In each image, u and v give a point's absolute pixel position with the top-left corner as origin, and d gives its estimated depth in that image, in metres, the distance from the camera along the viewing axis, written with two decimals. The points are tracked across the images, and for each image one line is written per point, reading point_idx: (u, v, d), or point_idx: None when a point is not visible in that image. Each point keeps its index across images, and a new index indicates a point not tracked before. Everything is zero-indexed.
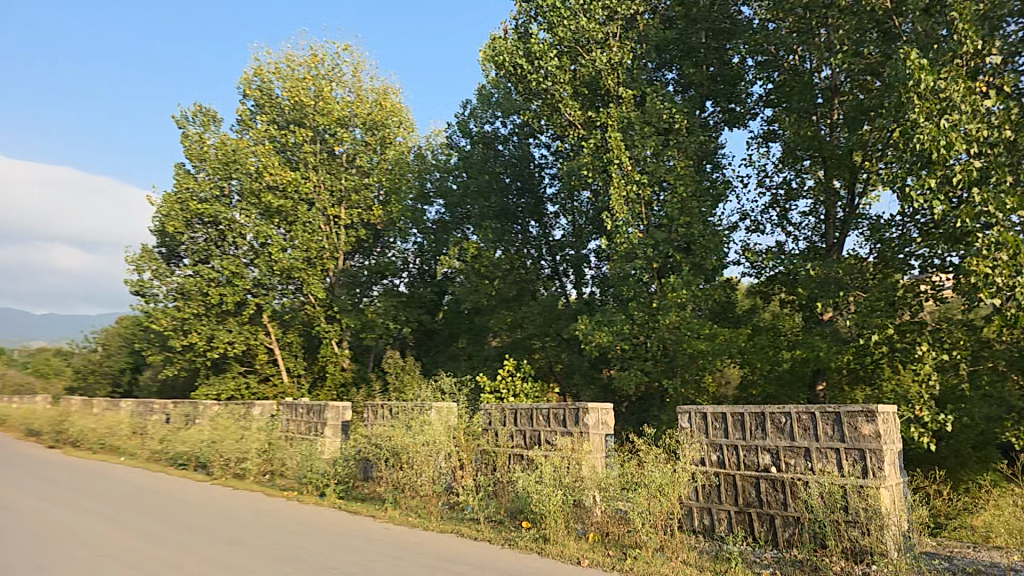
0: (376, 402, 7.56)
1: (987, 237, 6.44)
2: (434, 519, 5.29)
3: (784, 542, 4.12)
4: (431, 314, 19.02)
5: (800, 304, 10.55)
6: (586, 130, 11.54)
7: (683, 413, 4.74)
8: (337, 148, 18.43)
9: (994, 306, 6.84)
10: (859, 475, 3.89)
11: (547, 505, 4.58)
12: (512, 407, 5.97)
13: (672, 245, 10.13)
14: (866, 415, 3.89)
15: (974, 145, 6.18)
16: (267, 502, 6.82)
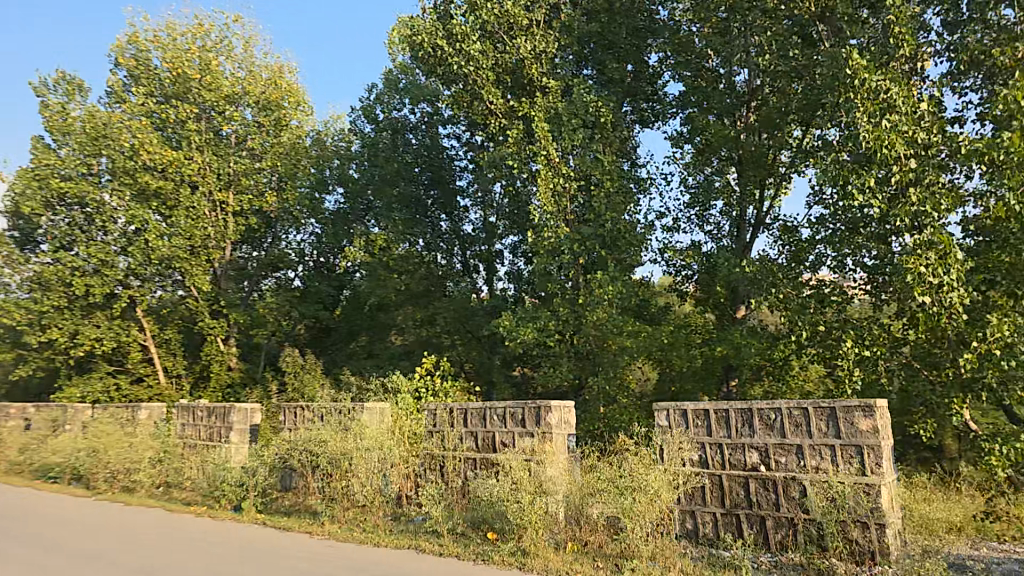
0: (293, 404, 6.87)
1: (919, 237, 6.79)
2: (383, 533, 4.73)
3: (777, 544, 4.22)
4: (328, 310, 18.14)
5: (714, 302, 10.74)
6: (506, 120, 11.27)
7: (662, 410, 4.78)
8: (225, 128, 17.00)
9: (920, 305, 7.13)
10: (858, 471, 3.97)
11: (525, 516, 4.26)
12: (461, 407, 5.58)
13: (597, 240, 10.03)
14: (863, 411, 3.98)
15: (908, 148, 6.72)
16: (172, 519, 5.96)
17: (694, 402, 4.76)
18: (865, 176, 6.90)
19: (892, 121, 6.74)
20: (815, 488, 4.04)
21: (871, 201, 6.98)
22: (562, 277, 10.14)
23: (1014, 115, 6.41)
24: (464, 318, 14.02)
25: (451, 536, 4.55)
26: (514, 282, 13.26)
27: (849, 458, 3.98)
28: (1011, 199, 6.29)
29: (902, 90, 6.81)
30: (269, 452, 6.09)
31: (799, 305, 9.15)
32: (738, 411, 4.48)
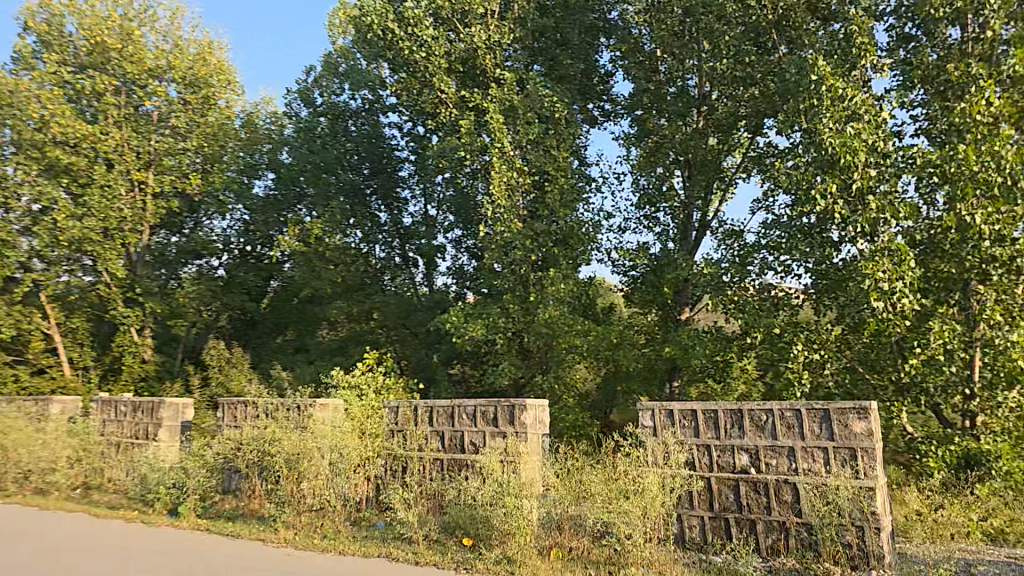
0: (237, 398, 6.49)
1: (876, 244, 7.02)
2: (348, 540, 4.44)
3: (767, 546, 4.47)
4: (255, 300, 17.49)
5: (660, 303, 10.77)
6: (457, 111, 11.04)
7: (648, 411, 4.95)
8: (147, 103, 15.86)
9: (871, 311, 7.34)
10: (849, 473, 4.24)
11: (513, 523, 4.01)
12: (427, 404, 5.36)
13: (549, 237, 10.03)
14: (856, 415, 4.24)
15: (866, 157, 6.98)
16: (98, 525, 5.41)
17: (681, 402, 4.95)
18: (830, 181, 7.15)
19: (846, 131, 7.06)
20: (810, 489, 4.31)
21: (833, 205, 7.18)
22: (512, 274, 10.02)
23: (964, 130, 6.65)
24: (406, 314, 13.98)
25: (426, 543, 4.31)
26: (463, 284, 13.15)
27: (842, 459, 4.25)
28: (960, 210, 6.53)
29: (858, 98, 7.15)
30: (211, 450, 5.66)
31: (759, 306, 9.27)
32: (727, 411, 4.71)
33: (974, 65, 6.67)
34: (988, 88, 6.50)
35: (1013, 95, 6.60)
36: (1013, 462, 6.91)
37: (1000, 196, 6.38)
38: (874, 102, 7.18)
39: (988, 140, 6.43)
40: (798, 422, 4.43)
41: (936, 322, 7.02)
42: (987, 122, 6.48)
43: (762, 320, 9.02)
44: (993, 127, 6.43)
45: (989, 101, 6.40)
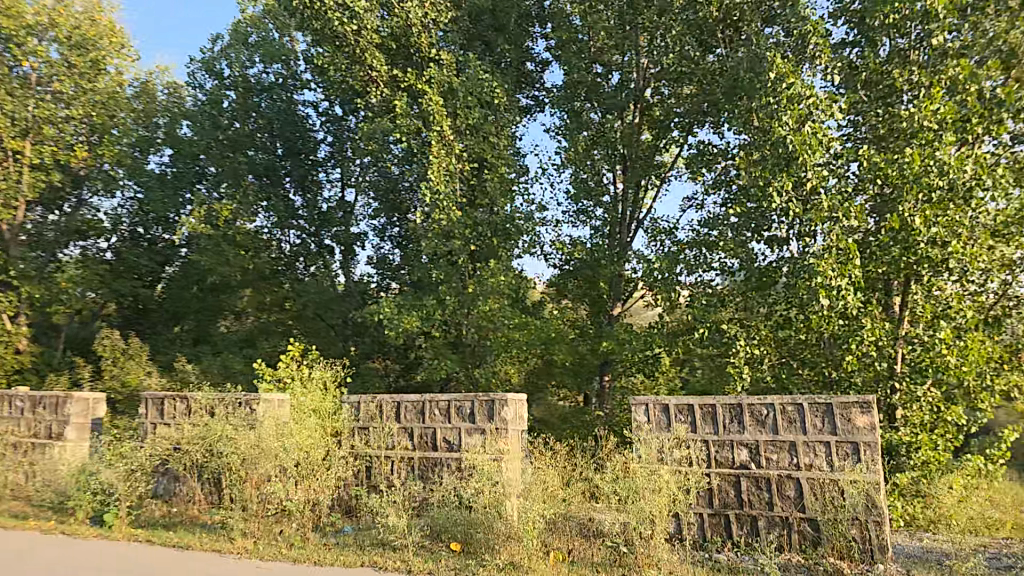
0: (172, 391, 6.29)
1: (827, 243, 7.24)
2: (327, 549, 4.32)
3: (769, 541, 4.93)
4: (149, 286, 16.33)
5: (592, 298, 10.93)
6: (390, 90, 10.70)
7: (646, 406, 5.37)
8: (25, 64, 14.04)
9: (811, 309, 7.67)
10: (850, 465, 4.76)
11: (528, 523, 4.06)
12: (394, 401, 5.61)
13: (487, 226, 9.91)
14: (859, 409, 4.76)
15: (816, 155, 7.24)
16: (9, 543, 4.86)
17: (678, 398, 5.38)
18: (779, 178, 7.40)
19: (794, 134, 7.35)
20: (813, 482, 4.82)
21: (787, 204, 7.47)
22: (456, 267, 9.84)
23: (909, 135, 7.00)
24: (329, 306, 13.73)
25: (416, 550, 4.24)
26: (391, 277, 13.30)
27: (843, 451, 4.77)
28: (903, 211, 6.85)
29: (802, 92, 7.43)
30: (146, 451, 5.42)
31: (705, 303, 9.21)
32: (727, 406, 5.19)
33: (916, 73, 7.03)
34: (933, 96, 6.83)
35: (956, 102, 6.89)
36: (930, 452, 7.24)
37: (942, 199, 6.78)
38: (823, 102, 7.44)
39: (932, 146, 6.79)
40: (800, 417, 4.94)
41: (875, 320, 7.42)
42: (929, 129, 6.86)
43: (712, 313, 8.97)
44: (936, 134, 6.80)
45: (935, 108, 6.74)
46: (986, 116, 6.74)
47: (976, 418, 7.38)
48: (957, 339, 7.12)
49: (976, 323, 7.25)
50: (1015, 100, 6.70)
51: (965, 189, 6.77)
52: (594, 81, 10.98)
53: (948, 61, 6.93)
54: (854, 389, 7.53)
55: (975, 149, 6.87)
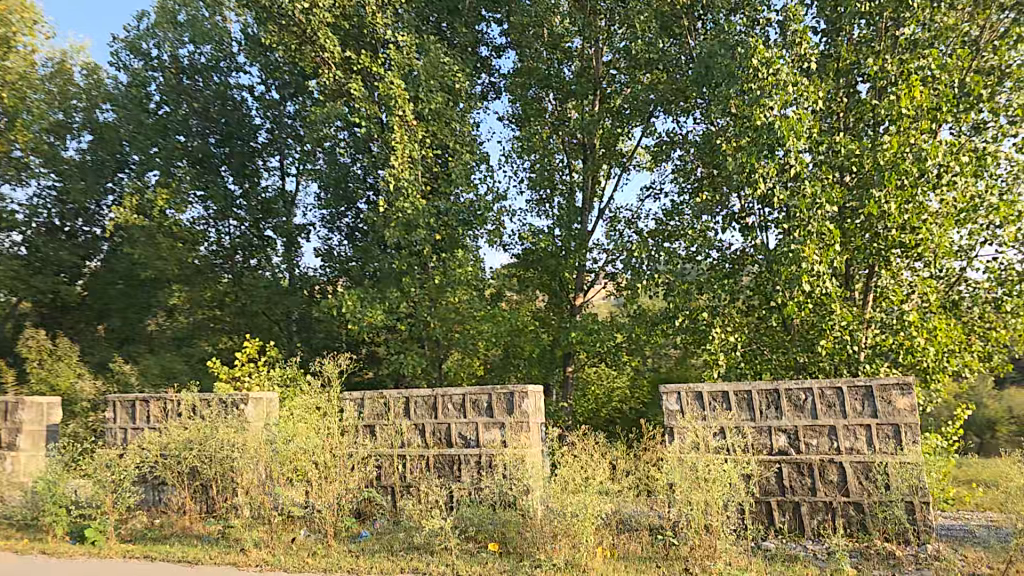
0: (168, 393, 6.72)
1: (809, 229, 7.37)
2: (379, 556, 4.50)
3: (813, 526, 5.31)
4: (69, 282, 15.19)
5: (556, 287, 10.92)
6: (343, 73, 10.30)
7: (679, 393, 5.69)
8: None
9: (785, 295, 7.90)
10: (891, 446, 5.11)
11: (586, 513, 4.11)
12: (407, 395, 5.92)
13: (453, 214, 9.73)
14: (900, 390, 5.08)
15: (795, 143, 7.40)
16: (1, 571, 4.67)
17: (711, 384, 5.71)
18: (759, 167, 7.54)
19: (773, 120, 7.43)
20: (856, 464, 5.21)
21: (770, 191, 7.60)
22: (419, 257, 9.67)
23: (885, 122, 7.22)
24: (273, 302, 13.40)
25: (467, 555, 4.49)
26: (343, 271, 12.75)
27: (884, 434, 5.16)
28: (880, 197, 7.05)
29: (772, 79, 7.59)
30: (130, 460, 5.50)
31: (683, 290, 9.09)
32: (764, 392, 5.55)
33: (887, 62, 7.26)
34: (908, 85, 7.03)
35: (928, 86, 7.09)
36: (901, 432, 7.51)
37: (915, 186, 7.04)
38: (806, 89, 7.53)
39: (907, 134, 7.01)
40: (840, 401, 5.33)
41: (846, 304, 7.66)
42: (903, 117, 7.08)
43: (691, 301, 8.96)
44: (911, 122, 7.01)
45: (912, 96, 6.92)
46: (957, 104, 6.96)
47: (936, 397, 7.75)
48: (926, 320, 7.40)
49: (938, 305, 7.59)
50: (982, 89, 6.97)
51: (933, 177, 7.08)
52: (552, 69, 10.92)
53: (919, 50, 7.14)
54: (829, 372, 7.73)
55: (945, 137, 7.13)
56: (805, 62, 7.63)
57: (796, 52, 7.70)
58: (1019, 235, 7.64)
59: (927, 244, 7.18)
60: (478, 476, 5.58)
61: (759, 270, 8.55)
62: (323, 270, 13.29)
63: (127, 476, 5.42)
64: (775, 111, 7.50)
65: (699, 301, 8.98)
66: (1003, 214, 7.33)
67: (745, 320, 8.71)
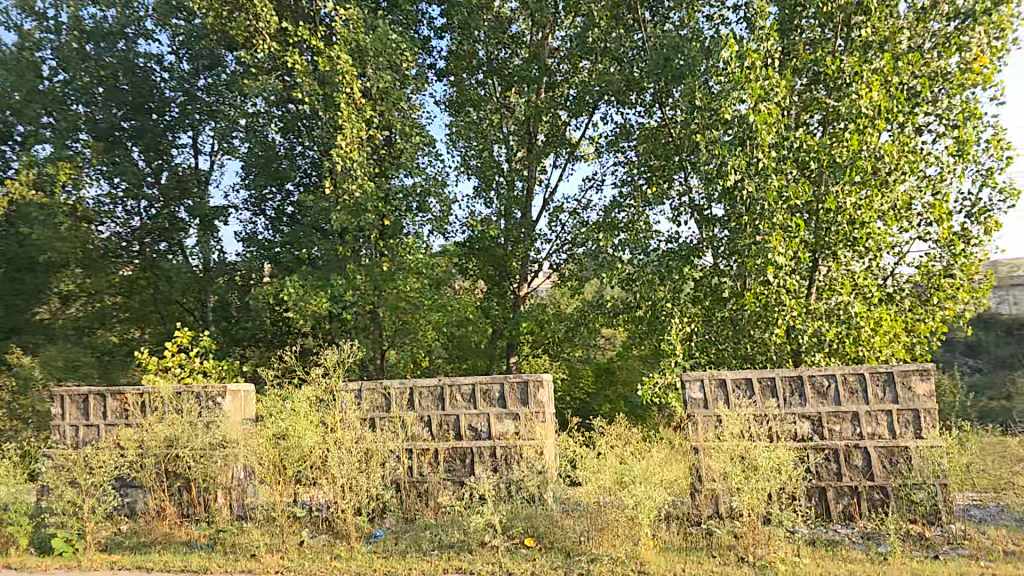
0: (130, 387, 6.24)
1: (776, 224, 7.45)
2: (418, 558, 4.50)
3: (841, 511, 5.47)
4: None
5: (499, 277, 11.06)
6: (279, 45, 9.72)
7: (702, 381, 5.70)
8: None
9: (737, 287, 8.26)
10: (911, 428, 5.35)
11: (641, 513, 4.19)
12: (415, 386, 5.88)
13: (401, 200, 9.53)
14: (920, 375, 5.34)
15: (760, 138, 7.42)
16: None
17: (733, 372, 5.75)
18: (732, 158, 7.55)
19: (742, 114, 7.51)
20: (879, 449, 5.40)
21: (740, 182, 7.62)
22: (361, 238, 9.65)
23: (846, 119, 7.47)
24: (190, 289, 12.67)
25: (513, 552, 4.53)
26: (271, 256, 12.14)
27: (905, 419, 5.36)
28: (837, 193, 7.44)
29: (741, 69, 7.53)
30: (104, 468, 5.23)
31: (630, 279, 9.29)
32: (788, 378, 5.66)
33: (844, 61, 7.55)
34: (869, 84, 7.32)
35: (887, 83, 7.40)
36: None
37: (867, 181, 7.48)
38: (776, 83, 7.50)
39: (864, 133, 7.34)
40: (862, 387, 5.49)
41: (793, 295, 7.76)
42: (862, 115, 7.35)
43: (645, 293, 9.01)
44: (869, 121, 7.31)
45: (871, 95, 7.24)
46: (904, 106, 7.38)
47: None
48: (871, 311, 7.78)
49: (880, 298, 7.99)
50: (928, 94, 7.46)
51: (885, 175, 7.49)
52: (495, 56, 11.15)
53: (869, 52, 7.53)
54: (777, 361, 8.10)
55: (898, 136, 7.51)
56: (769, 56, 7.71)
57: (763, 39, 7.68)
58: (956, 231, 8.19)
59: (869, 233, 7.53)
60: (488, 467, 5.67)
61: (716, 265, 8.61)
62: (248, 255, 12.50)
63: (102, 481, 5.11)
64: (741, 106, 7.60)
65: (661, 292, 8.92)
66: (935, 213, 7.97)
67: (702, 309, 8.63)
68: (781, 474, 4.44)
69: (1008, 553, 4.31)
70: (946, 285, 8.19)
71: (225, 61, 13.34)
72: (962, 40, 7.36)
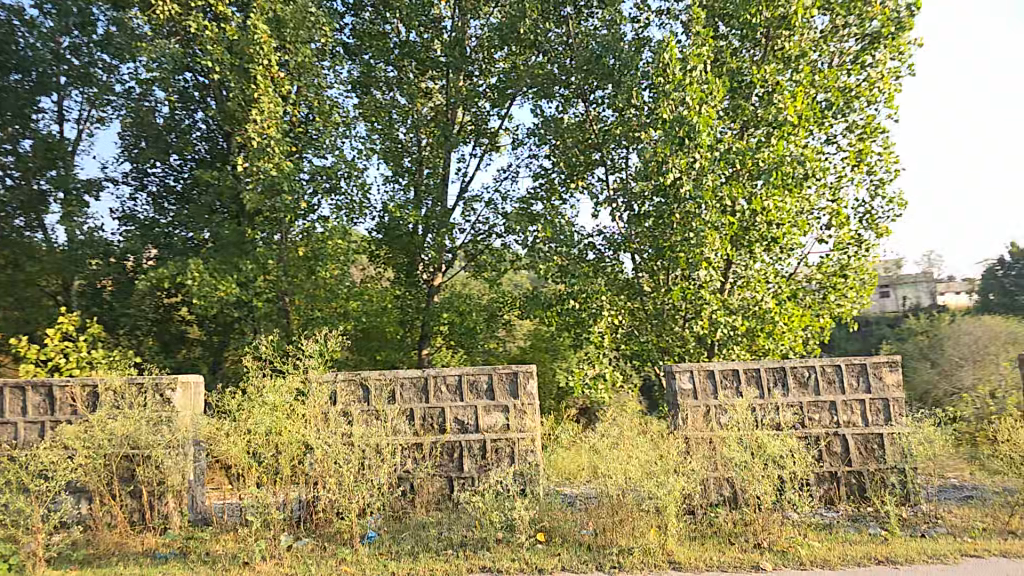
0: (76, 380, 5.51)
1: (711, 224, 7.85)
2: (432, 558, 4.28)
3: (825, 497, 5.64)
4: None
5: (408, 266, 10.98)
6: (181, 5, 8.87)
7: (691, 371, 5.67)
8: None
9: (666, 281, 8.57)
10: (883, 417, 5.68)
11: (669, 505, 4.24)
12: (396, 376, 5.51)
13: (321, 181, 9.08)
14: (889, 365, 5.72)
15: (696, 140, 7.74)
16: None
17: (717, 362, 5.78)
18: (673, 157, 7.82)
19: (680, 113, 7.78)
20: (856, 436, 5.65)
21: (679, 180, 7.88)
22: (277, 220, 9.01)
23: (772, 127, 8.09)
24: (64, 270, 11.28)
25: (535, 545, 4.40)
26: (157, 239, 11.09)
27: (876, 408, 5.70)
28: (762, 194, 7.92)
29: (679, 72, 7.85)
30: (54, 472, 4.53)
31: (553, 271, 9.61)
32: (771, 369, 5.75)
33: (770, 70, 8.08)
34: (791, 94, 7.92)
35: (806, 91, 8.02)
36: None
37: (788, 185, 7.96)
38: (712, 86, 7.91)
39: (789, 137, 7.94)
40: (839, 377, 5.74)
41: (711, 290, 8.30)
42: (784, 122, 8.00)
43: (576, 285, 9.09)
44: (792, 128, 7.91)
45: (793, 104, 7.86)
46: (821, 116, 8.06)
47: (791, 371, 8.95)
48: (784, 306, 8.40)
49: (787, 294, 8.54)
50: (840, 105, 8.13)
51: (801, 180, 8.13)
52: (411, 38, 10.91)
53: (792, 64, 8.12)
54: (706, 354, 8.46)
55: (812, 143, 8.17)
56: (701, 62, 8.07)
57: (695, 44, 8.00)
58: (855, 235, 8.95)
59: (784, 232, 8.17)
60: (479, 463, 5.52)
61: (642, 258, 8.91)
62: (125, 234, 11.43)
63: (53, 487, 4.42)
64: (678, 107, 7.84)
65: (593, 285, 9.08)
66: (836, 217, 8.74)
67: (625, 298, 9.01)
68: (788, 460, 4.61)
69: (981, 527, 4.74)
70: (840, 283, 8.91)
71: (97, 18, 11.97)
72: (867, 54, 8.08)
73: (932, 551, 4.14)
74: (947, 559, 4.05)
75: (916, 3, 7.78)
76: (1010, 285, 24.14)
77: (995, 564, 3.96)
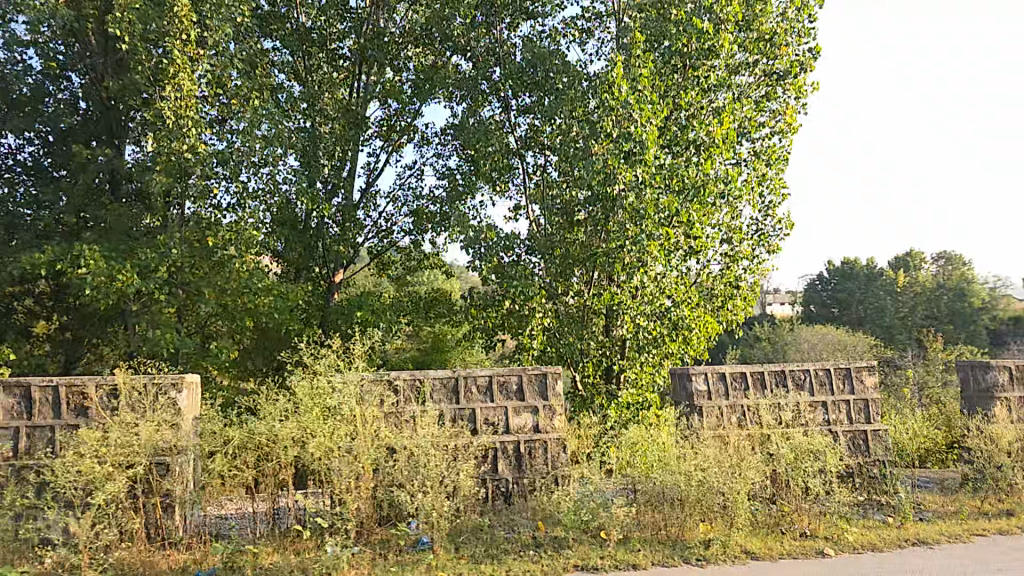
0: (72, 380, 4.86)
1: (655, 236, 8.31)
2: (522, 560, 4.27)
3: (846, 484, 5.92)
4: None
5: (317, 260, 10.55)
6: None
7: (708, 374, 5.92)
8: None
9: (596, 286, 8.98)
10: (866, 418, 6.17)
11: (736, 500, 4.55)
12: (426, 375, 5.40)
13: (234, 165, 8.54)
14: (867, 368, 6.25)
15: (635, 156, 8.21)
16: None
17: (726, 365, 6.06)
18: (620, 170, 8.20)
19: (617, 131, 8.25)
20: (846, 433, 6.05)
21: (623, 194, 8.25)
22: (173, 203, 8.63)
23: (697, 147, 8.73)
24: None
25: (615, 542, 4.50)
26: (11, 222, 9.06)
27: (859, 407, 6.16)
28: (690, 208, 8.48)
29: (616, 93, 8.32)
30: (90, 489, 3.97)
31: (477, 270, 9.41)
32: (773, 372, 6.12)
33: (693, 96, 8.71)
34: (719, 121, 8.62)
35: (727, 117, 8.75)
36: None
37: (707, 203, 8.62)
38: (650, 106, 8.39)
39: (714, 156, 8.63)
40: (829, 380, 6.17)
41: (632, 296, 8.63)
42: (709, 144, 8.67)
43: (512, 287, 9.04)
44: (717, 149, 8.63)
45: (720, 129, 8.58)
46: (737, 139, 8.80)
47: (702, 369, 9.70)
48: (697, 313, 8.99)
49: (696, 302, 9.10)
50: (753, 132, 8.92)
51: (718, 199, 8.83)
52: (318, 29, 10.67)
53: (710, 92, 8.84)
54: (648, 355, 8.95)
55: (731, 165, 8.91)
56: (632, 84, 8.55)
57: (623, 67, 8.52)
58: (748, 251, 9.73)
59: (700, 243, 8.76)
60: (517, 466, 5.53)
61: (549, 260, 9.14)
62: None
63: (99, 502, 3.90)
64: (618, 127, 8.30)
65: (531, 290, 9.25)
66: (734, 234, 9.50)
67: (548, 302, 9.15)
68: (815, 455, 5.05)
69: (959, 510, 5.50)
70: (730, 293, 9.55)
71: None
72: (774, 91, 8.92)
73: (948, 531, 4.77)
74: (964, 537, 4.69)
75: (816, 48, 8.70)
76: (827, 296, 27.82)
77: (1004, 540, 4.64)
